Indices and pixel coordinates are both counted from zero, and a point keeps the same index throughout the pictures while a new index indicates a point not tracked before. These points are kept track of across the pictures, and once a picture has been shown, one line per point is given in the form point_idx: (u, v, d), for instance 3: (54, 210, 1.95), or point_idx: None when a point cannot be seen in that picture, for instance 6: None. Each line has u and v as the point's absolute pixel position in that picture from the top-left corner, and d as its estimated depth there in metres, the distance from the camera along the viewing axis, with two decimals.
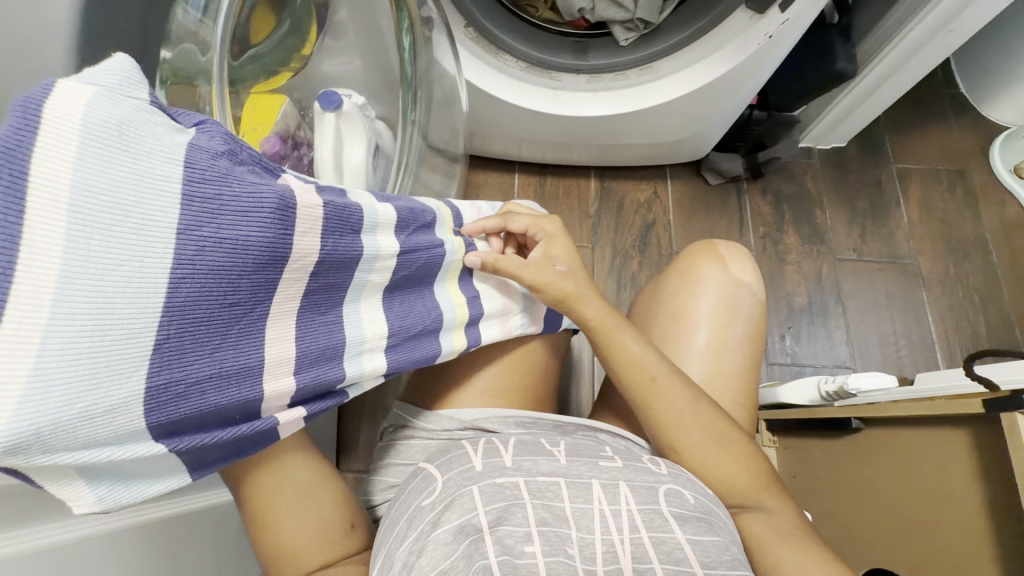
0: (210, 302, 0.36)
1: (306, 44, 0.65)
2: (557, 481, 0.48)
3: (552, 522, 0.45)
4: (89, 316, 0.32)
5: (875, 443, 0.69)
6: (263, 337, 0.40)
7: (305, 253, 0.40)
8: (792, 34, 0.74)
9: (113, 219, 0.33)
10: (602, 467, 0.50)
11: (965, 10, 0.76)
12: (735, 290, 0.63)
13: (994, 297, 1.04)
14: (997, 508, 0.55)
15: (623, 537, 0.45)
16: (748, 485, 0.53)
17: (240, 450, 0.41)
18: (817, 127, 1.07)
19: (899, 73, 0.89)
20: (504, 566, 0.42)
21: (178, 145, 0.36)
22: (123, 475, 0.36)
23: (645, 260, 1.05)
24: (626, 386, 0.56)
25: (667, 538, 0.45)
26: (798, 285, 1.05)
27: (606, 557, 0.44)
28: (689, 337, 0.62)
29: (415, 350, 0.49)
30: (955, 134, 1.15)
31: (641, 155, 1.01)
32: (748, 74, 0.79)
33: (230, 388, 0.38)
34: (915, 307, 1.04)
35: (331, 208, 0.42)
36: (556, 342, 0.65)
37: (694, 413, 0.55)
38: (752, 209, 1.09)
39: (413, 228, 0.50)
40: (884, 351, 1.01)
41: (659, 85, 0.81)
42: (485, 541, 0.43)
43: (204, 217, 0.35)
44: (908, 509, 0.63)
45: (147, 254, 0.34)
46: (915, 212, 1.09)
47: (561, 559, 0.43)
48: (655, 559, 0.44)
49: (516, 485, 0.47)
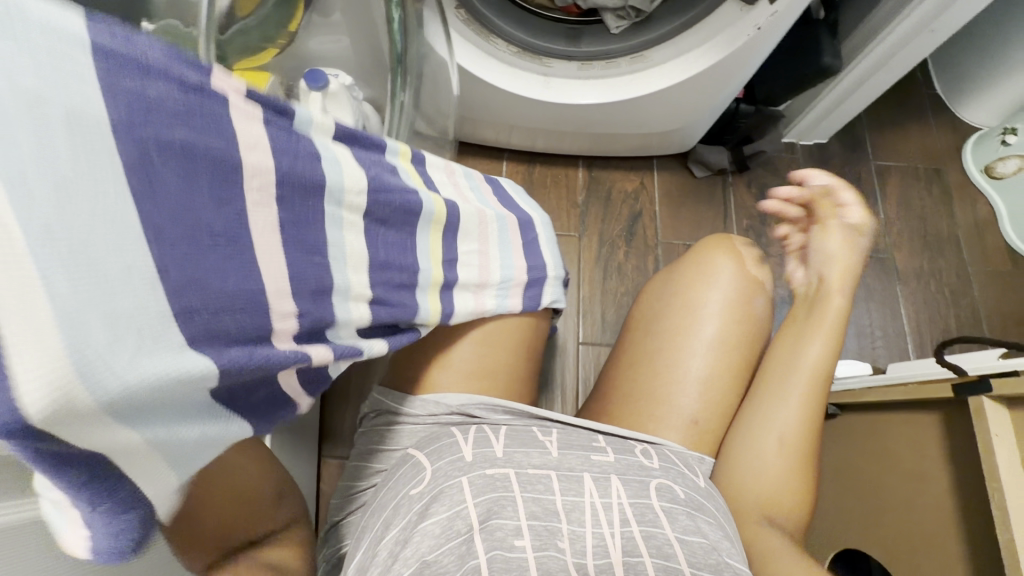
0: (185, 225, 0.30)
1: (293, 18, 0.61)
2: (548, 474, 0.49)
3: (543, 516, 0.46)
4: (70, 246, 0.24)
5: (851, 427, 0.72)
6: (257, 273, 0.34)
7: (258, 171, 0.34)
8: (781, 26, 0.74)
9: (45, 122, 0.24)
10: (593, 461, 0.51)
11: (948, 9, 0.78)
12: (750, 284, 0.66)
13: (965, 293, 1.07)
14: (970, 509, 0.56)
15: (613, 530, 0.46)
16: (793, 494, 0.58)
17: (272, 397, 0.36)
18: (802, 122, 1.09)
19: (883, 70, 0.91)
20: (495, 562, 0.42)
21: (74, 21, 0.26)
22: (179, 429, 0.29)
23: (632, 250, 1.06)
24: (773, 379, 0.62)
25: (657, 533, 0.46)
26: (780, 277, 1.07)
27: (597, 551, 0.45)
28: (700, 327, 0.64)
29: (397, 306, 0.47)
30: (932, 133, 1.18)
31: (632, 144, 1.01)
32: (740, 63, 0.79)
33: (253, 327, 0.33)
34: (891, 301, 1.07)
35: (276, 126, 0.36)
36: (539, 322, 0.65)
37: (808, 429, 0.59)
38: (737, 201, 1.11)
39: (378, 170, 0.45)
40: (861, 341, 1.04)
41: (651, 73, 0.82)
42: (476, 540, 0.43)
43: (139, 117, 0.28)
44: (881, 500, 0.65)
45: (100, 162, 0.26)
46: (893, 209, 1.12)
47: (553, 553, 0.43)
48: (646, 553, 0.45)
49: (507, 477, 0.48)
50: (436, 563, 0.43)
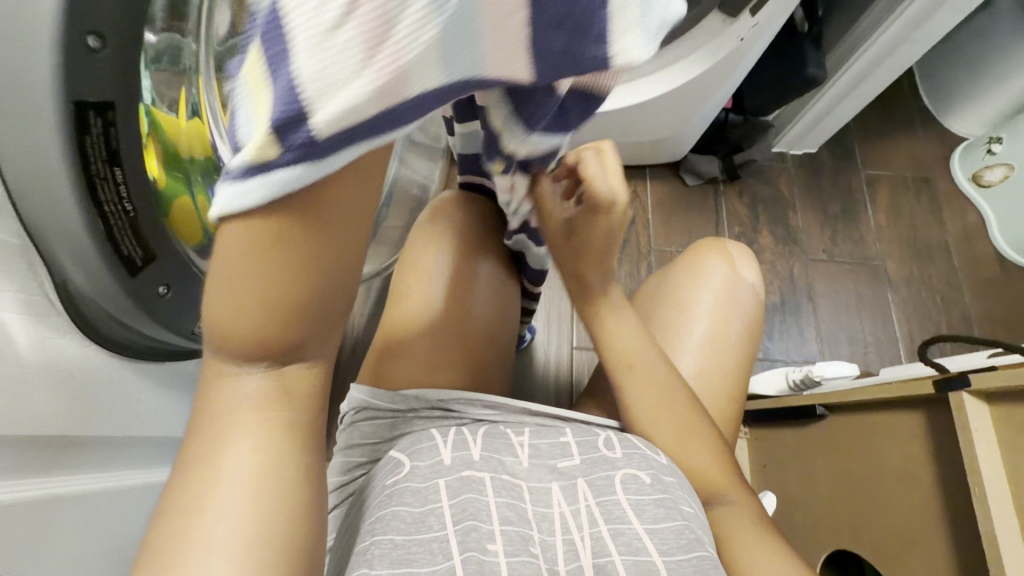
0: None
1: None
2: (519, 484, 0.49)
3: (516, 521, 0.46)
4: None
5: (837, 428, 0.72)
6: None
7: None
8: (764, 35, 0.76)
9: None
10: (561, 469, 0.51)
11: (927, 19, 0.80)
12: (736, 284, 0.68)
13: (956, 300, 1.08)
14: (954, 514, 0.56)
15: (582, 534, 0.46)
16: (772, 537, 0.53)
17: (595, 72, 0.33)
18: (791, 132, 1.11)
19: (868, 80, 0.93)
20: (469, 563, 0.41)
21: None
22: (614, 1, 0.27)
23: (625, 257, 1.07)
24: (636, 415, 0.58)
25: (626, 529, 0.46)
26: (772, 284, 1.08)
27: (567, 556, 0.45)
28: (689, 325, 0.66)
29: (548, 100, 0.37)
30: (920, 142, 1.20)
31: (625, 152, 1.04)
32: (727, 71, 0.81)
33: None
34: (881, 308, 1.08)
35: None
36: (512, 315, 0.67)
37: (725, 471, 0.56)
38: (729, 209, 1.13)
39: None
40: (852, 347, 1.05)
41: (641, 82, 0.84)
42: (450, 537, 0.43)
43: None
44: (867, 503, 0.66)
45: None
46: (883, 217, 1.14)
47: (524, 559, 0.43)
48: (614, 552, 0.45)
49: (482, 479, 0.48)
50: (407, 549, 0.42)
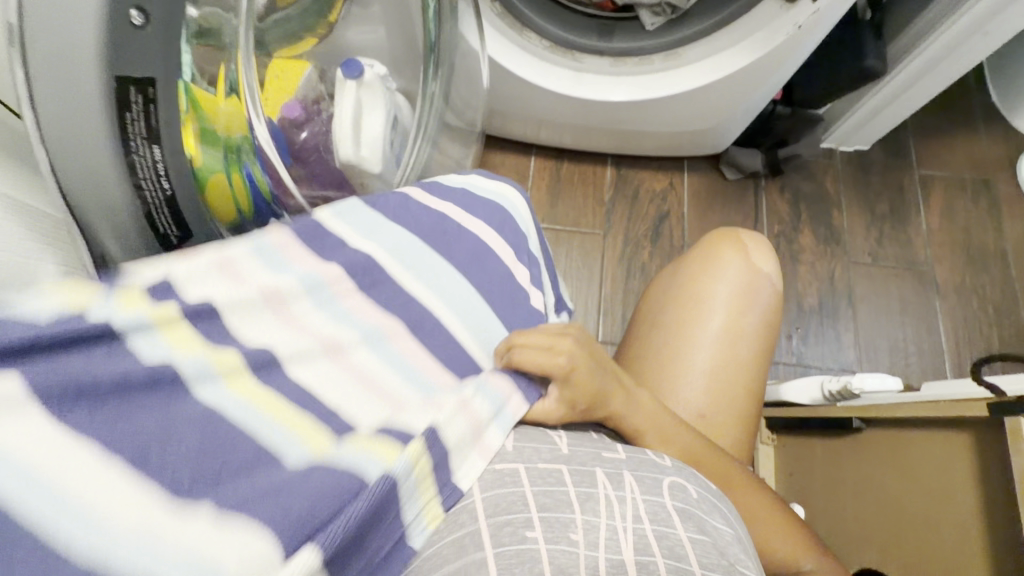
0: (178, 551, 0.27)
1: (333, 10, 0.60)
2: (559, 468, 0.42)
3: (553, 507, 0.39)
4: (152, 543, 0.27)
5: (873, 445, 0.69)
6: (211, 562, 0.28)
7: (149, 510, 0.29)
8: (824, 24, 0.71)
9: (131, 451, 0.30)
10: (606, 457, 0.45)
11: (1004, 10, 0.75)
12: (755, 278, 0.65)
13: (1011, 311, 1.02)
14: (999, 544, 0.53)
15: (625, 525, 0.40)
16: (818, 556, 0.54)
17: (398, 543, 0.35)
18: (842, 127, 1.05)
19: (930, 75, 0.87)
20: (501, 560, 0.36)
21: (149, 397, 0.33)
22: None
23: (656, 251, 1.04)
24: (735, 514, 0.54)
25: (670, 533, 0.40)
26: (810, 285, 1.04)
27: (609, 544, 0.38)
28: (705, 319, 0.63)
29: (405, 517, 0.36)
30: (983, 143, 1.12)
31: (661, 143, 0.99)
32: (777, 62, 0.77)
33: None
34: (927, 316, 1.02)
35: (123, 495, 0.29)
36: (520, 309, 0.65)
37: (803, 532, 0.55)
38: (769, 206, 1.08)
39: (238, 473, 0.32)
40: (893, 357, 1.00)
41: (685, 71, 0.80)
42: (481, 530, 0.37)
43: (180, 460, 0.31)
44: (903, 521, 0.63)
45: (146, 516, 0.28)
46: (936, 220, 1.08)
47: (563, 547, 0.37)
48: (659, 553, 0.38)
49: (517, 471, 0.41)
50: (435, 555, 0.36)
